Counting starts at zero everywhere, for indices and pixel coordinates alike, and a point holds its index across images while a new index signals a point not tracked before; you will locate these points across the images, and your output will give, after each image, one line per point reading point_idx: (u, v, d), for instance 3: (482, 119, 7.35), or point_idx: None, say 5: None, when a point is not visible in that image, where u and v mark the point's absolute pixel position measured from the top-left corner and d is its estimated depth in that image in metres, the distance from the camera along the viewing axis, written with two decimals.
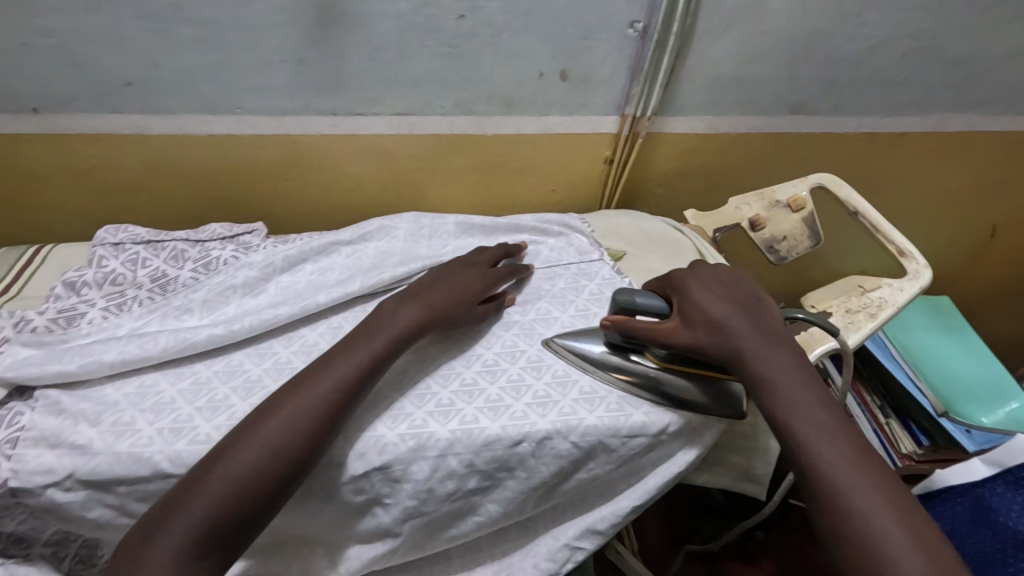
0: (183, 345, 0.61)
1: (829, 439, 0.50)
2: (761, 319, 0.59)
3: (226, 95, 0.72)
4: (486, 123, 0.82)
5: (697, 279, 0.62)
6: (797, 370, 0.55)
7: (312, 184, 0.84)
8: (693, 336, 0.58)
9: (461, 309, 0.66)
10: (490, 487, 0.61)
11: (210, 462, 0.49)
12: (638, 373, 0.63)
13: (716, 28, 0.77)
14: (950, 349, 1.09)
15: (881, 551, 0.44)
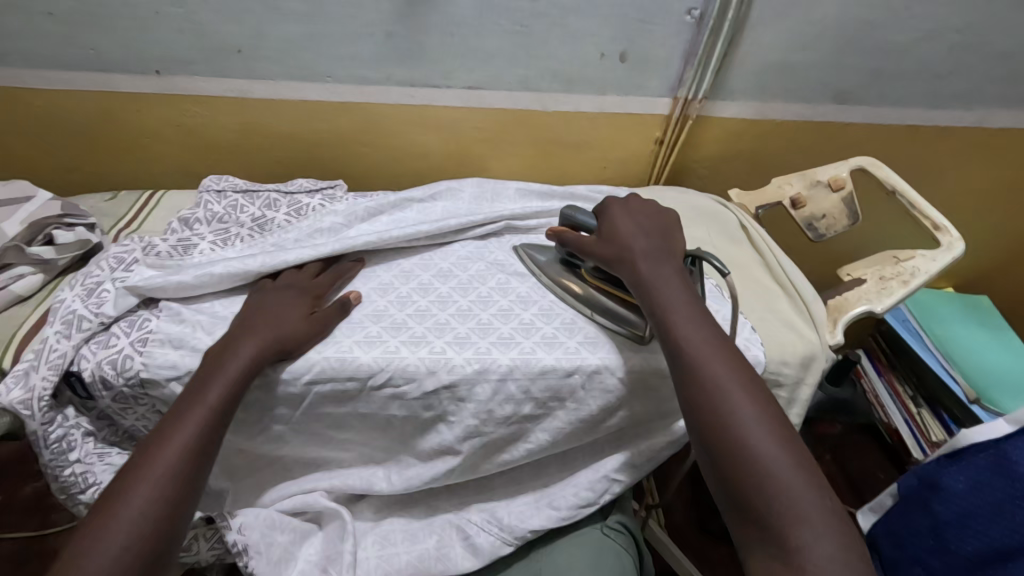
0: (277, 262, 0.70)
1: (699, 329, 0.57)
2: (665, 244, 0.67)
3: (321, 63, 0.81)
4: (547, 100, 0.89)
5: (619, 212, 0.71)
6: (681, 280, 0.62)
7: (385, 149, 0.93)
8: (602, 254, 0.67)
9: (296, 329, 0.62)
10: (542, 415, 0.68)
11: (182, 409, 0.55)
12: (568, 283, 0.73)
13: (767, 16, 0.83)
14: (984, 343, 1.11)
15: (731, 417, 0.51)
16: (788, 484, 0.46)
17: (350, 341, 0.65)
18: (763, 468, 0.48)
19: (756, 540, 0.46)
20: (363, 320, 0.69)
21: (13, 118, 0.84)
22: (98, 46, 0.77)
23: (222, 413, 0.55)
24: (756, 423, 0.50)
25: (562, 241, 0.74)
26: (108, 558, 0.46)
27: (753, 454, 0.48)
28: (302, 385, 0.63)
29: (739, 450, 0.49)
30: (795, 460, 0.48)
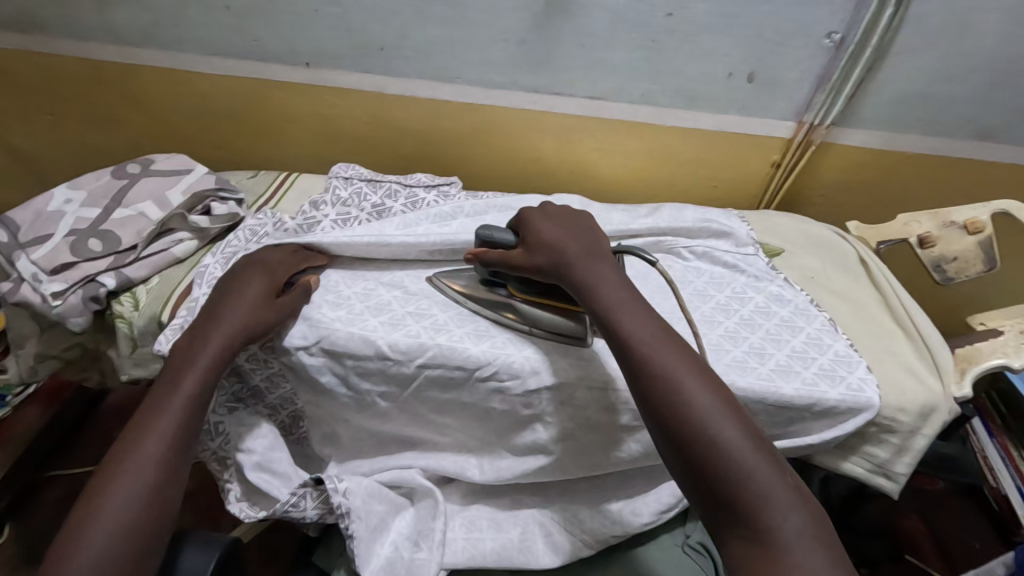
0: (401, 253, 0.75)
1: (641, 323, 0.56)
2: (596, 246, 0.65)
3: (454, 65, 0.86)
4: (666, 115, 0.89)
5: (539, 217, 0.69)
6: (619, 281, 0.61)
7: (501, 151, 0.96)
8: (539, 264, 0.64)
9: (259, 317, 0.63)
10: (637, 428, 0.68)
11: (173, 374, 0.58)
12: (498, 301, 0.71)
13: (913, 44, 0.79)
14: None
15: (691, 409, 0.50)
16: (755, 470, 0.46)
17: (461, 331, 0.69)
18: (728, 456, 0.47)
19: (730, 529, 0.46)
20: (473, 313, 0.72)
21: (179, 98, 0.94)
22: (260, 38, 0.85)
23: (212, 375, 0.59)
24: (719, 414, 0.49)
25: (482, 264, 0.69)
26: (123, 503, 0.50)
27: (717, 444, 0.48)
28: (413, 367, 0.67)
29: (701, 441, 0.48)
30: (756, 445, 0.48)
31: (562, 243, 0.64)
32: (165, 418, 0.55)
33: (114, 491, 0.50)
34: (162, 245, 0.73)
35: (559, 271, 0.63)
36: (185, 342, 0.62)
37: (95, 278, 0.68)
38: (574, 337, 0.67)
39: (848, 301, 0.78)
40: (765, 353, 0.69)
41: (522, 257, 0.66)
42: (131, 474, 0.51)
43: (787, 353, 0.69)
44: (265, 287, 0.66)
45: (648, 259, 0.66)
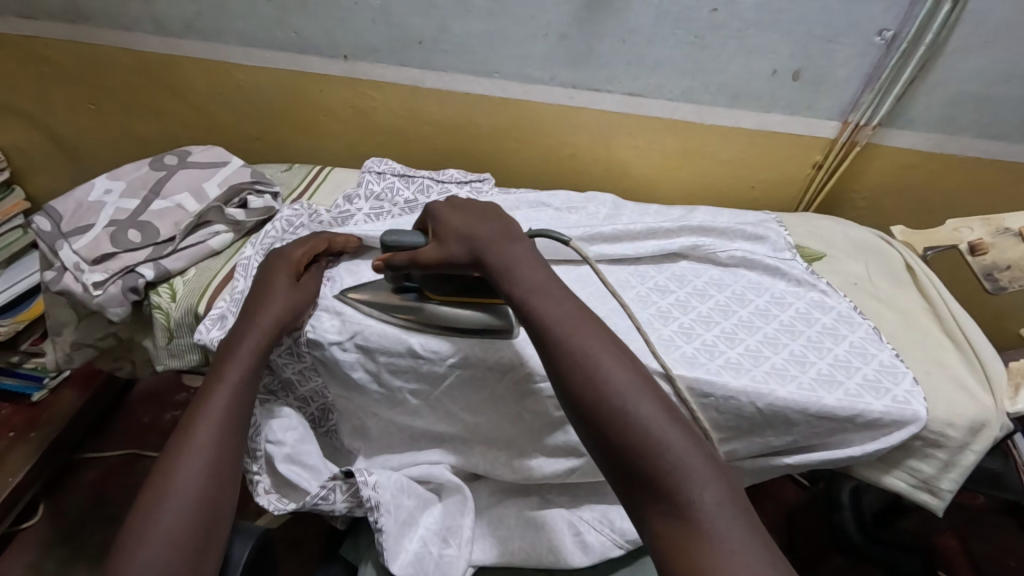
0: None
1: (554, 300, 0.55)
2: (508, 231, 0.63)
3: (492, 60, 0.84)
4: (707, 113, 0.87)
5: (448, 209, 0.67)
6: (538, 266, 0.59)
7: (535, 148, 0.95)
8: (453, 256, 0.62)
9: (296, 306, 0.66)
10: None
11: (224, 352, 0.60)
12: (415, 308, 0.68)
13: (971, 42, 0.75)
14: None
15: (604, 385, 0.48)
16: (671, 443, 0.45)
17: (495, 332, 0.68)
18: (642, 430, 0.46)
19: (649, 505, 0.45)
20: None
21: (217, 90, 0.95)
22: (299, 30, 0.85)
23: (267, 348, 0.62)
24: (632, 388, 0.48)
25: (391, 269, 0.67)
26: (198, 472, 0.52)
27: (632, 417, 0.47)
28: (445, 366, 0.67)
29: (618, 416, 0.47)
30: (669, 417, 0.47)
31: (475, 230, 0.63)
32: (216, 401, 0.57)
33: (179, 470, 0.51)
34: (198, 238, 0.74)
35: (476, 262, 0.61)
36: (232, 333, 0.63)
37: (134, 269, 0.69)
38: (502, 331, 0.66)
39: (892, 308, 0.75)
40: (805, 361, 0.67)
41: (433, 252, 0.64)
42: (192, 454, 0.52)
43: (830, 362, 0.67)
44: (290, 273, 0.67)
45: (559, 239, 0.66)
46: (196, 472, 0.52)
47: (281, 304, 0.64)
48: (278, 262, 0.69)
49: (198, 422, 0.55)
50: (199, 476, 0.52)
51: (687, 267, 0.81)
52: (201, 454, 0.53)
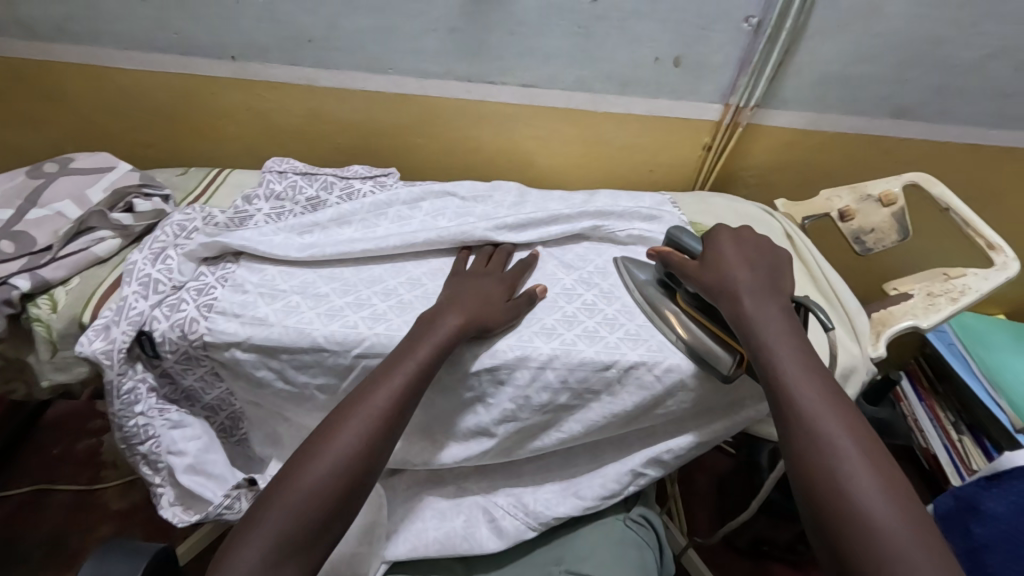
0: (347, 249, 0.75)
1: (789, 339, 0.59)
2: (776, 274, 0.66)
3: (386, 56, 0.85)
4: (600, 101, 0.91)
5: (732, 237, 0.71)
6: (784, 311, 0.62)
7: (441, 142, 0.97)
8: (706, 279, 0.66)
9: (490, 312, 0.68)
10: (576, 406, 0.70)
11: (377, 377, 0.60)
12: (660, 304, 0.73)
13: (827, 27, 0.83)
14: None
15: (814, 426, 0.52)
16: (872, 505, 0.47)
17: (401, 321, 0.69)
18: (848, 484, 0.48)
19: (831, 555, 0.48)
20: (415, 301, 0.72)
21: (103, 94, 0.91)
22: (182, 31, 0.83)
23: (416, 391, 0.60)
24: (850, 448, 0.51)
25: (661, 260, 0.73)
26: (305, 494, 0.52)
27: (839, 465, 0.50)
28: (351, 358, 0.67)
29: (823, 458, 0.51)
30: (885, 486, 0.48)
31: (736, 270, 0.65)
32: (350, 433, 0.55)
33: (291, 495, 0.52)
34: (80, 245, 0.70)
35: (723, 298, 0.64)
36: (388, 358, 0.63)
37: (8, 280, 0.65)
38: (718, 365, 0.66)
39: None
40: None
41: (693, 269, 0.68)
42: (310, 476, 0.53)
43: None
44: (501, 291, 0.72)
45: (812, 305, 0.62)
46: (297, 503, 0.51)
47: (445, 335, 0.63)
48: (492, 280, 0.73)
49: (309, 461, 0.54)
50: (280, 529, 0.50)
51: (588, 248, 0.85)
52: (298, 493, 0.52)
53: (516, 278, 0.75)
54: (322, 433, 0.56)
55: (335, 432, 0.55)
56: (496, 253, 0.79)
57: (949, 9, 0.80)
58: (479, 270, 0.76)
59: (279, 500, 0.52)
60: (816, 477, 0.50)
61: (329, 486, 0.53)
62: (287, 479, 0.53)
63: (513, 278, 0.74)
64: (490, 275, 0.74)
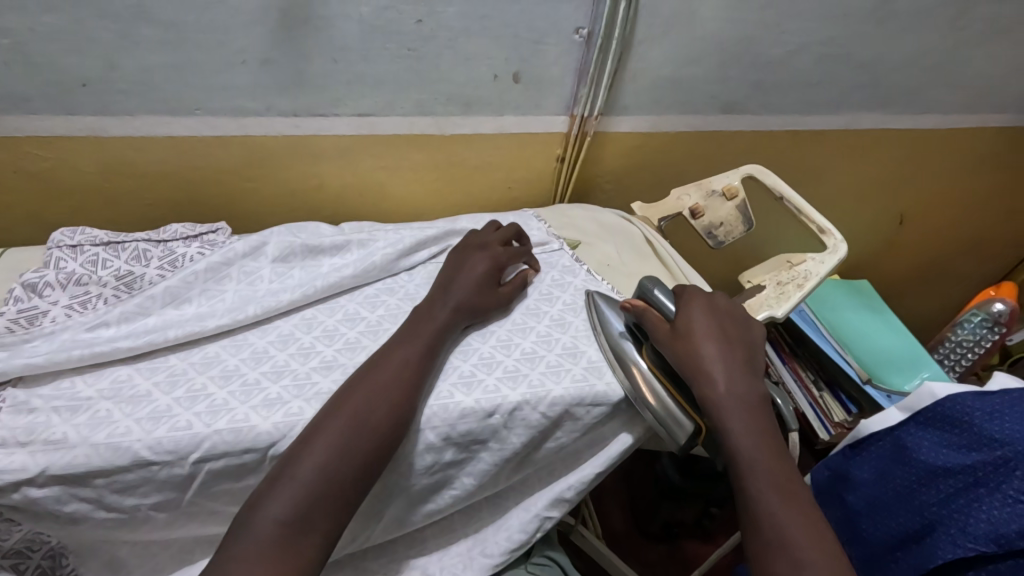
0: (193, 335, 0.64)
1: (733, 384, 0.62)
2: (748, 358, 0.65)
3: (189, 95, 0.74)
4: (445, 124, 0.86)
5: (706, 304, 0.69)
6: (760, 404, 0.61)
7: (277, 183, 0.86)
8: (685, 353, 0.64)
9: (485, 296, 0.72)
10: (465, 460, 0.65)
11: (355, 385, 0.59)
12: (630, 360, 0.68)
13: (653, 34, 0.84)
14: (879, 330, 1.21)
15: (800, 558, 0.51)
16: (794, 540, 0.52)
17: (247, 408, 0.59)
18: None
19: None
20: (262, 380, 0.62)
21: None
22: None
23: (404, 403, 0.58)
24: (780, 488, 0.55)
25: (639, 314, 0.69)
26: (275, 515, 0.50)
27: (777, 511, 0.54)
28: (190, 465, 0.56)
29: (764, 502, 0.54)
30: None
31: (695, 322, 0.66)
32: (326, 439, 0.54)
33: (260, 521, 0.50)
34: None
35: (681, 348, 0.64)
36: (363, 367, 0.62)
37: None
38: (677, 431, 0.64)
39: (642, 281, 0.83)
40: (577, 352, 0.70)
41: (662, 328, 0.66)
42: (288, 488, 0.51)
43: (598, 347, 0.71)
44: (491, 270, 0.74)
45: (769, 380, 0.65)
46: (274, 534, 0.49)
47: (427, 334, 0.65)
48: (482, 256, 0.75)
49: (289, 475, 0.52)
50: (290, 503, 0.51)
51: None
52: (263, 537, 0.49)
53: (505, 253, 0.77)
54: (301, 445, 0.54)
55: (303, 453, 0.53)
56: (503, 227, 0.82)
57: (753, 11, 0.85)
58: (469, 244, 0.78)
59: (284, 489, 0.51)
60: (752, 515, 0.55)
61: (316, 509, 0.51)
62: (291, 462, 0.53)
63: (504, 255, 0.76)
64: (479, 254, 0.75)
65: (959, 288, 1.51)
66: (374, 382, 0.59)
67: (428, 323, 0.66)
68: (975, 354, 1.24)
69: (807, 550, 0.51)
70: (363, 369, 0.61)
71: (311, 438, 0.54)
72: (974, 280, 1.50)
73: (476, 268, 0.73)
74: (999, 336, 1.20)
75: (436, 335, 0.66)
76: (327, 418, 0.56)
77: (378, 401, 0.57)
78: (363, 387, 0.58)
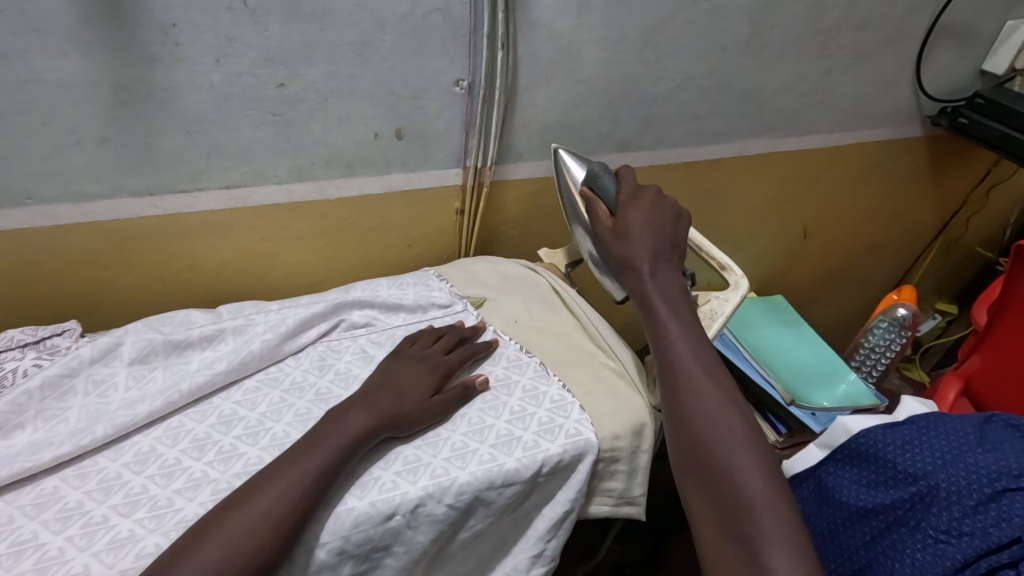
0: (20, 473, 0.54)
1: (675, 309, 0.66)
2: (674, 252, 0.71)
3: (13, 184, 0.65)
4: (326, 187, 0.80)
5: (647, 204, 0.72)
6: (680, 289, 0.68)
7: (140, 270, 0.77)
8: (614, 249, 0.71)
9: (413, 409, 0.63)
10: (368, 570, 0.58)
11: (219, 514, 0.51)
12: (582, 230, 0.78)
13: (537, 80, 0.83)
14: (796, 346, 1.23)
15: (708, 409, 0.57)
16: (718, 434, 0.55)
17: (88, 556, 0.49)
18: (729, 441, 0.55)
19: (702, 497, 0.54)
20: (110, 516, 0.53)
21: None
22: None
23: (275, 537, 0.50)
24: (707, 389, 0.59)
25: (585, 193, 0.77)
26: None
27: (705, 408, 0.57)
28: None
29: (692, 402, 0.58)
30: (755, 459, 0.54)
31: (637, 237, 0.69)
32: None
33: None
34: None
35: (622, 258, 0.70)
36: (236, 489, 0.53)
37: None
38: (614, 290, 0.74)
39: (552, 334, 0.78)
40: (484, 427, 0.64)
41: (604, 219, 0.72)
42: None
43: (507, 419, 0.66)
44: (431, 378, 0.66)
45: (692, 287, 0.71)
46: None
47: (325, 458, 0.55)
48: (426, 363, 0.68)
49: None
50: None
51: (351, 356, 0.73)
52: None
53: (453, 360, 0.69)
54: None
55: None
56: (447, 330, 0.74)
57: (634, 51, 0.85)
58: (410, 351, 0.70)
59: None
60: (682, 412, 0.58)
61: None
62: None
63: (451, 363, 0.69)
64: (422, 361, 0.68)
65: (866, 290, 1.58)
66: (246, 511, 0.51)
67: (340, 439, 0.57)
68: (887, 358, 1.28)
69: (733, 447, 0.54)
70: (234, 495, 0.53)
71: (208, 525, 0.50)
72: (877, 283, 1.57)
73: (421, 375, 0.66)
74: (907, 338, 1.26)
75: (339, 454, 0.56)
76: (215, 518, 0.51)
77: (246, 533, 0.49)
78: (234, 512, 0.51)
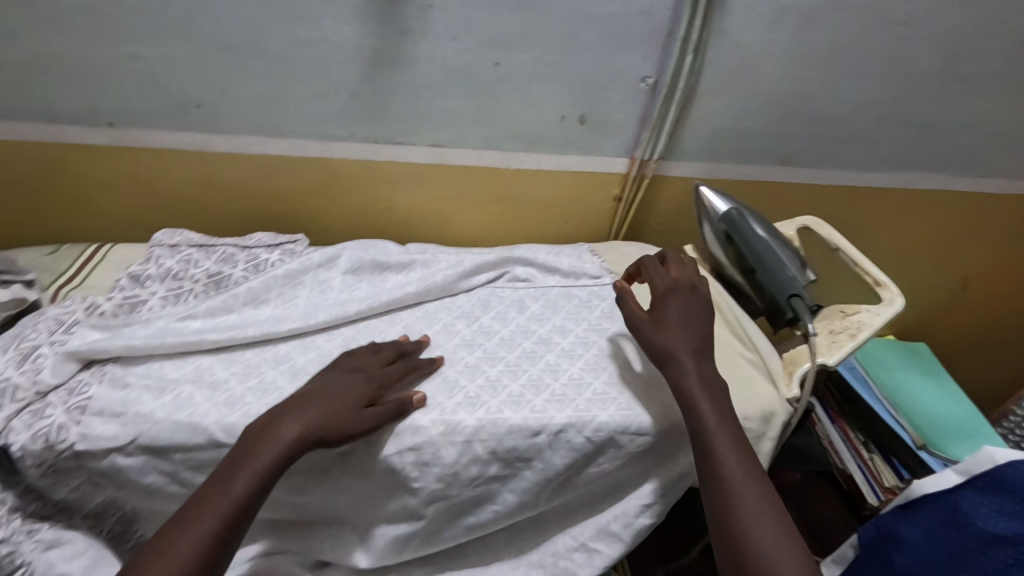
0: (268, 334, 0.70)
1: (709, 383, 0.64)
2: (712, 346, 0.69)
3: (285, 120, 0.83)
4: (511, 158, 0.92)
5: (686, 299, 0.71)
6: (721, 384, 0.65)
7: (352, 204, 0.94)
8: (648, 342, 0.68)
9: (340, 418, 0.60)
10: (508, 476, 0.67)
11: (247, 442, 0.57)
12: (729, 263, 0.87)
13: (715, 86, 0.89)
14: (937, 397, 1.17)
15: (738, 491, 0.57)
16: (750, 516, 0.56)
17: None
18: (762, 536, 0.55)
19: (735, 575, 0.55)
20: None
21: None
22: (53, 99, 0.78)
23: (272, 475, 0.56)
24: (737, 470, 0.58)
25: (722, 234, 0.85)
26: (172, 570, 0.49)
27: (736, 490, 0.57)
28: None
29: (726, 481, 0.58)
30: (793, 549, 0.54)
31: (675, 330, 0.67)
32: (222, 506, 0.53)
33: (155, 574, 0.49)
34: None
35: (658, 351, 0.67)
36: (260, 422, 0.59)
37: None
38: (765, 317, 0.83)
39: None
40: (623, 382, 0.71)
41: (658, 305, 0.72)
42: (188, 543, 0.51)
43: (645, 379, 0.72)
44: (370, 389, 0.64)
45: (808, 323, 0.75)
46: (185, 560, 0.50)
47: (315, 417, 0.59)
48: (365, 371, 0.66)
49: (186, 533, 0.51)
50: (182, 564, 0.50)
51: (510, 302, 0.83)
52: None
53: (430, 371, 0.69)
54: (189, 511, 0.53)
55: (190, 528, 0.52)
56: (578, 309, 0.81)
57: (817, 69, 0.88)
58: (369, 353, 0.69)
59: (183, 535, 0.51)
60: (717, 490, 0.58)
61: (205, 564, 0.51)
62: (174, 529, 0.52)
63: (390, 378, 0.66)
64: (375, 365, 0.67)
65: None
66: (265, 442, 0.57)
67: (336, 403, 0.61)
68: None
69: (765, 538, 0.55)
70: (254, 427, 0.58)
71: (229, 480, 0.54)
72: None
73: (377, 377, 0.66)
74: None
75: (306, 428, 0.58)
76: (230, 471, 0.55)
77: (262, 463, 0.55)
78: (270, 438, 0.57)
